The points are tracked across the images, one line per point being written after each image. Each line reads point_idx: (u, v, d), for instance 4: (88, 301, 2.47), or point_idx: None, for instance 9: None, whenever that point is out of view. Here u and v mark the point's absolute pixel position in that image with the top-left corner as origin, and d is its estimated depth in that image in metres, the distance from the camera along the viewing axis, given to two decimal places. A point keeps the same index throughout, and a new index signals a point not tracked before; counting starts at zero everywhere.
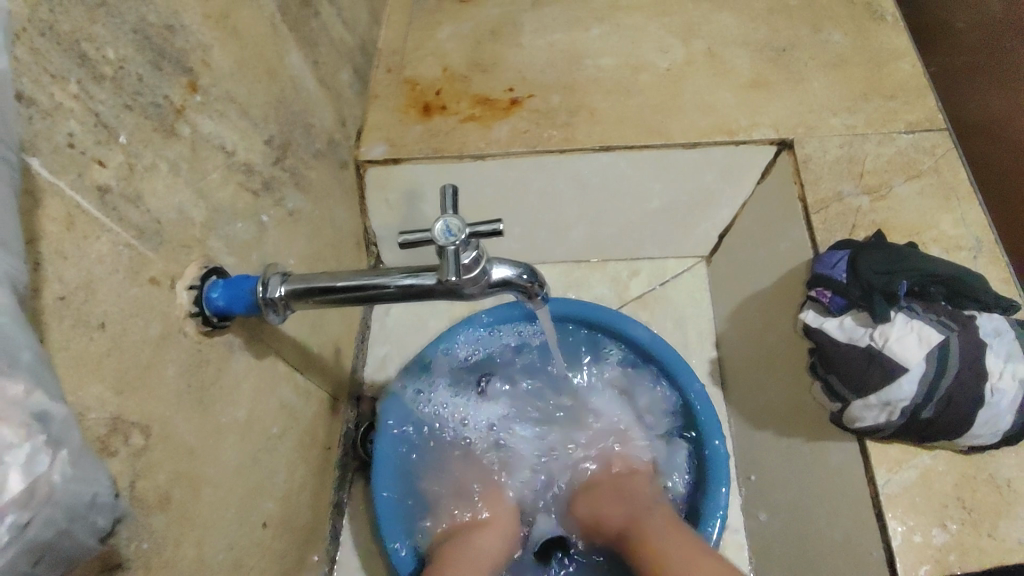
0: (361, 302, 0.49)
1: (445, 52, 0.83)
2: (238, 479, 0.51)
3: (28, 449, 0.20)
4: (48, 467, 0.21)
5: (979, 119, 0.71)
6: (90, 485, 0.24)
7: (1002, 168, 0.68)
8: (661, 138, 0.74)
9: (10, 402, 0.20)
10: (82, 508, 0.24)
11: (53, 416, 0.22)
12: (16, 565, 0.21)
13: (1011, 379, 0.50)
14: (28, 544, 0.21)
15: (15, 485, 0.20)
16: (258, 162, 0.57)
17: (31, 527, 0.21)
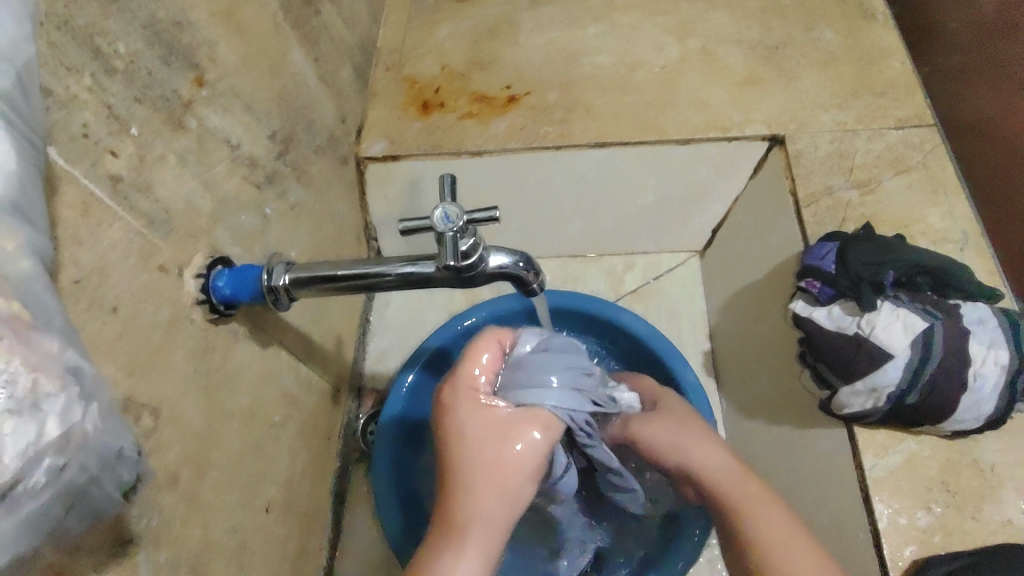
0: (363, 290, 0.51)
1: (443, 50, 0.84)
2: (242, 464, 0.52)
3: (66, 398, 0.22)
4: (83, 416, 0.22)
5: (972, 119, 0.74)
6: (115, 440, 0.26)
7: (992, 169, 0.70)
8: (655, 134, 0.76)
9: (48, 355, 0.22)
10: (108, 459, 0.25)
11: (83, 371, 0.24)
12: (50, 507, 0.22)
13: (993, 365, 0.52)
14: (63, 486, 0.23)
15: (54, 430, 0.21)
16: (262, 155, 0.58)
17: (65, 470, 0.22)
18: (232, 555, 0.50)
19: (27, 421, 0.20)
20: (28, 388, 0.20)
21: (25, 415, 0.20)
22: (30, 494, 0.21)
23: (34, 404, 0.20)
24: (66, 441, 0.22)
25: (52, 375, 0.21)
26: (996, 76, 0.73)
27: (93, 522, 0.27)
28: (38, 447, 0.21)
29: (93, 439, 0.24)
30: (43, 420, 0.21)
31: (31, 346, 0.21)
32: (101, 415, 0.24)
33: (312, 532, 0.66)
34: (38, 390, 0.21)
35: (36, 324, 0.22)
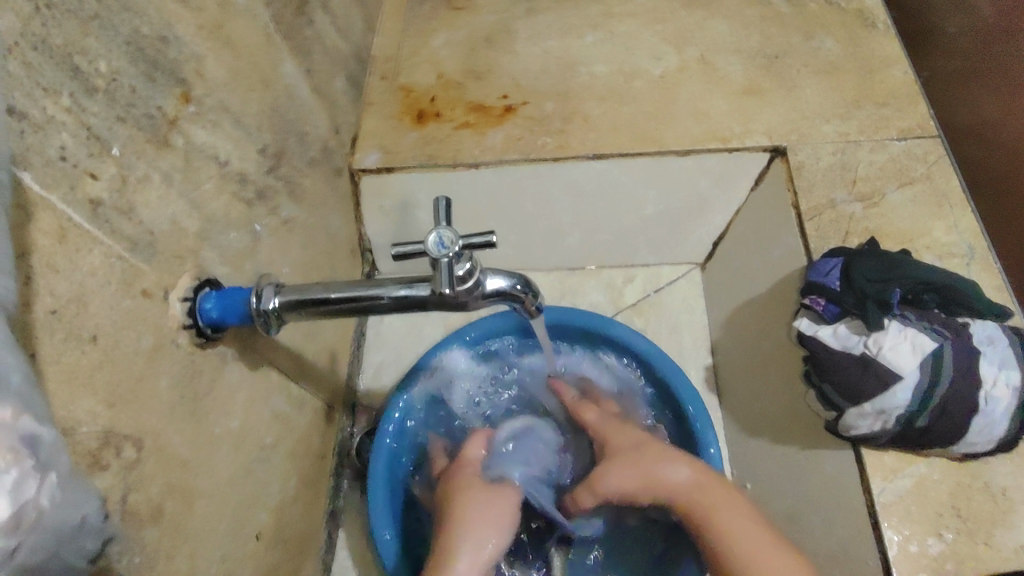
0: (355, 313, 0.49)
1: (439, 60, 0.83)
2: (231, 491, 0.51)
3: (18, 476, 0.19)
4: (37, 493, 0.20)
5: (972, 123, 0.70)
6: (76, 507, 0.23)
7: (996, 172, 0.67)
8: (654, 145, 0.74)
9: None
10: (65, 530, 0.22)
11: (44, 438, 0.21)
12: None
13: (1005, 387, 0.50)
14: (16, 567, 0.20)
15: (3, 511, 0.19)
16: (252, 171, 0.56)
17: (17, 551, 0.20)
18: None
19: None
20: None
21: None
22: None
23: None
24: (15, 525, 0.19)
25: (0, 449, 0.19)
26: (998, 80, 0.69)
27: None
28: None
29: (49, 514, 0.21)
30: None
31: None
32: (62, 485, 0.22)
33: (305, 558, 0.64)
34: None
35: None
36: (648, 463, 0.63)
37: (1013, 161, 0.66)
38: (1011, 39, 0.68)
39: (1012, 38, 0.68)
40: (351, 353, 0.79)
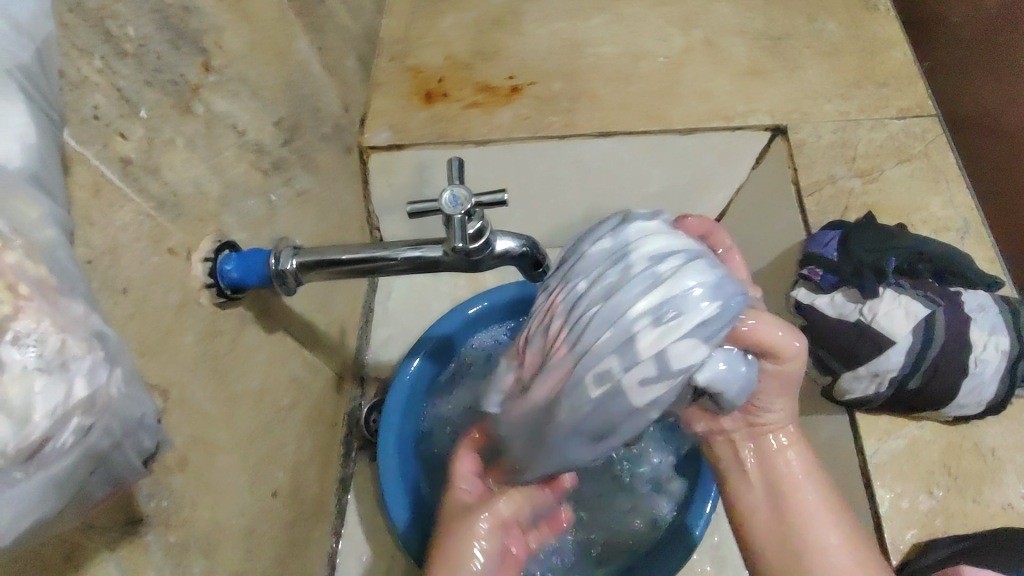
0: (368, 275, 0.51)
1: (447, 41, 0.84)
2: (250, 447, 0.53)
3: (91, 360, 0.21)
4: (108, 378, 0.22)
5: (971, 114, 0.71)
6: (140, 404, 0.25)
7: (996, 162, 0.68)
8: (659, 123, 0.76)
9: (72, 318, 0.21)
10: (132, 424, 0.24)
11: (108, 337, 0.23)
12: (77, 468, 0.21)
13: (994, 350, 0.52)
14: (90, 447, 0.22)
15: (80, 390, 0.20)
16: (268, 142, 0.58)
17: (95, 432, 0.21)
18: (240, 539, 0.51)
19: (55, 380, 0.20)
20: (55, 349, 0.20)
21: (52, 374, 0.20)
22: (59, 453, 0.20)
23: (60, 363, 0.20)
24: (92, 401, 0.21)
25: (75, 338, 0.21)
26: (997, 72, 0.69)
27: (119, 489, 0.26)
28: (65, 405, 0.20)
29: (119, 401, 0.23)
30: (70, 380, 0.20)
31: (57, 311, 0.21)
32: (125, 379, 0.23)
33: (319, 520, 0.66)
34: (65, 351, 0.20)
35: (63, 290, 0.22)
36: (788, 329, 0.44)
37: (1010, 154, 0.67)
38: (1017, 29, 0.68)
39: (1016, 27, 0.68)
40: (361, 326, 0.81)
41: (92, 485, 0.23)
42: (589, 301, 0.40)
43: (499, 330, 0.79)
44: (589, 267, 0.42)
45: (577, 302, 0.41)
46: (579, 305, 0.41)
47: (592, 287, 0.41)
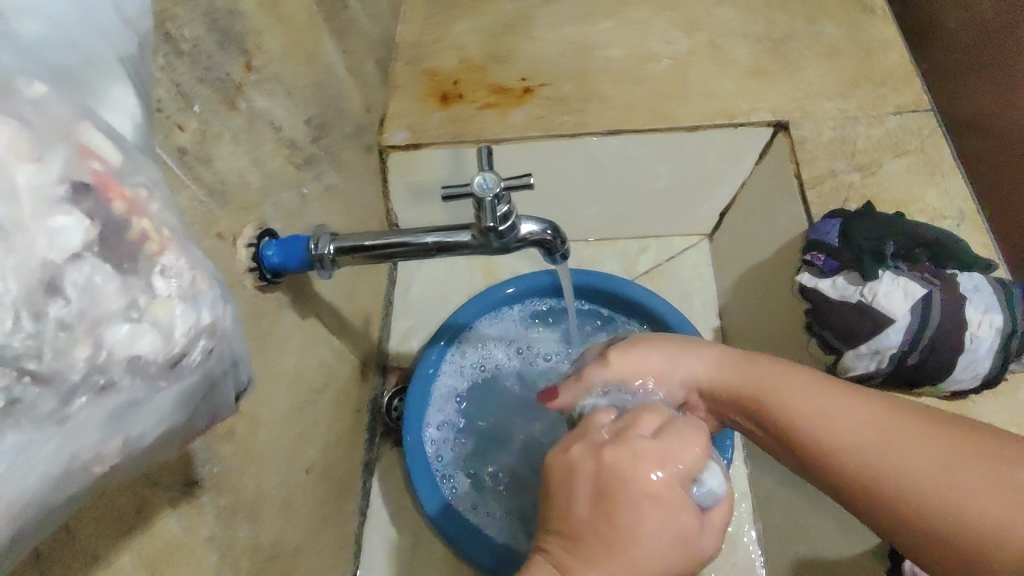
0: (397, 260, 0.55)
1: (462, 45, 0.88)
2: (287, 424, 0.56)
3: (213, 296, 0.23)
4: (225, 311, 0.23)
5: (971, 115, 0.74)
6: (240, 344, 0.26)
7: (991, 163, 0.71)
8: (666, 121, 0.80)
9: (198, 256, 0.23)
10: (236, 357, 0.25)
11: (220, 281, 0.24)
12: (194, 390, 0.23)
13: (988, 328, 0.55)
14: (206, 371, 0.23)
15: (208, 316, 0.22)
16: (300, 138, 0.62)
17: (213, 356, 0.23)
18: (278, 509, 0.54)
19: (190, 305, 0.21)
20: (189, 281, 0.21)
21: (188, 302, 0.21)
22: (189, 369, 0.22)
23: (193, 293, 0.21)
24: (215, 328, 0.23)
25: (204, 273, 0.22)
26: (1006, 83, 0.70)
27: (212, 426, 0.27)
28: (196, 326, 0.22)
29: (229, 332, 0.24)
30: (199, 309, 0.22)
31: (185, 250, 0.22)
32: (233, 315, 0.25)
33: (346, 500, 0.69)
34: (195, 285, 0.22)
35: (186, 236, 0.23)
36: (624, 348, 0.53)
37: (1005, 153, 0.70)
38: (1011, 32, 0.71)
39: (1012, 30, 0.71)
40: (382, 318, 0.84)
41: (201, 412, 0.24)
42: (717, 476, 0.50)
43: (522, 315, 0.81)
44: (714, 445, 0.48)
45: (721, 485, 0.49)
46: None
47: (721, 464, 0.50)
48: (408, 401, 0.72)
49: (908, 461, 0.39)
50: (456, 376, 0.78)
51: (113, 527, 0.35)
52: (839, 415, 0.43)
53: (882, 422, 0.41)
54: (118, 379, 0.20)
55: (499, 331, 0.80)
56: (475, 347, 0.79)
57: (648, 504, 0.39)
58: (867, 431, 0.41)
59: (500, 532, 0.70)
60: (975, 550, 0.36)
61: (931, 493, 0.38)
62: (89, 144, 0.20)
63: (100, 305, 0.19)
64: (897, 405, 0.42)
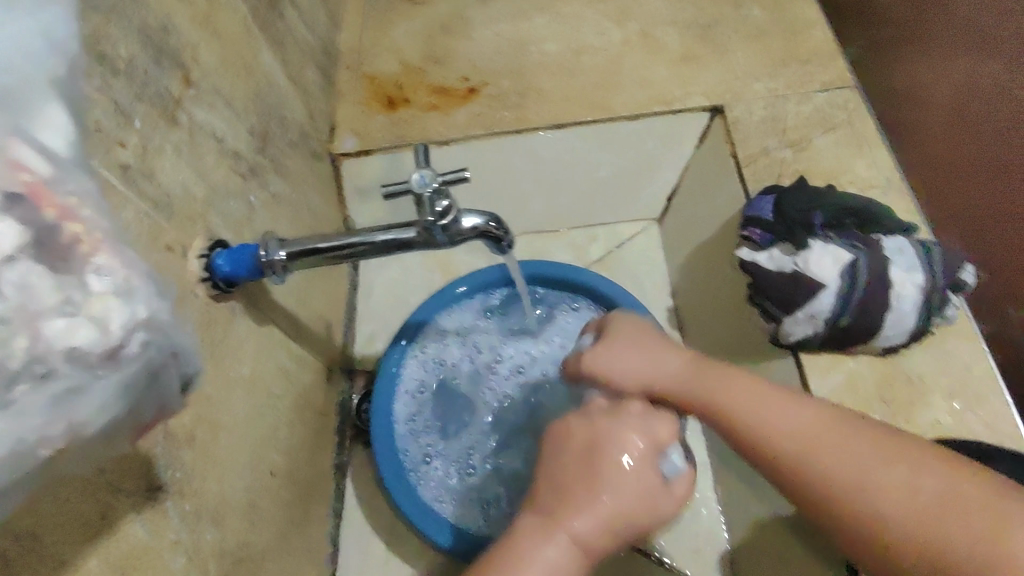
0: (347, 260, 0.56)
1: (401, 49, 0.90)
2: (249, 428, 0.57)
3: (148, 292, 0.24)
4: (163, 305, 0.24)
5: (909, 86, 0.85)
6: (183, 338, 0.27)
7: (922, 134, 0.83)
8: (605, 112, 0.83)
9: (132, 255, 0.24)
10: (179, 349, 0.27)
11: (157, 279, 0.26)
12: (136, 380, 0.24)
13: (912, 287, 0.58)
14: (147, 362, 0.25)
15: (143, 310, 0.23)
16: (243, 149, 0.63)
17: (153, 347, 0.24)
18: (244, 512, 0.56)
19: (124, 300, 0.23)
20: (123, 279, 0.23)
21: (122, 298, 0.23)
22: (127, 359, 0.23)
23: (128, 290, 0.23)
24: (152, 322, 0.24)
25: (138, 270, 0.24)
26: (946, 46, 0.80)
27: (162, 419, 0.29)
28: (132, 320, 0.23)
29: (169, 325, 0.25)
30: (134, 305, 0.23)
31: (119, 250, 0.23)
32: (173, 309, 0.26)
33: (315, 501, 0.71)
34: (130, 282, 0.23)
35: (122, 238, 0.25)
36: (603, 349, 0.58)
37: (919, 129, 0.83)
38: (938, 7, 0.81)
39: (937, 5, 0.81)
40: (343, 321, 0.86)
41: (145, 402, 0.26)
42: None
43: (480, 311, 0.82)
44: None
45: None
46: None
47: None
48: (374, 407, 0.73)
49: (838, 455, 0.46)
50: (421, 375, 0.79)
51: (77, 534, 0.36)
52: (782, 411, 0.50)
53: (818, 421, 0.48)
54: (57, 369, 0.21)
55: (460, 327, 0.82)
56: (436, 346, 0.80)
57: (630, 481, 0.46)
58: (805, 436, 0.48)
59: (464, 518, 0.72)
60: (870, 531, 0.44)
61: (863, 495, 0.44)
62: (18, 157, 0.22)
63: (34, 303, 0.21)
64: (836, 416, 0.48)
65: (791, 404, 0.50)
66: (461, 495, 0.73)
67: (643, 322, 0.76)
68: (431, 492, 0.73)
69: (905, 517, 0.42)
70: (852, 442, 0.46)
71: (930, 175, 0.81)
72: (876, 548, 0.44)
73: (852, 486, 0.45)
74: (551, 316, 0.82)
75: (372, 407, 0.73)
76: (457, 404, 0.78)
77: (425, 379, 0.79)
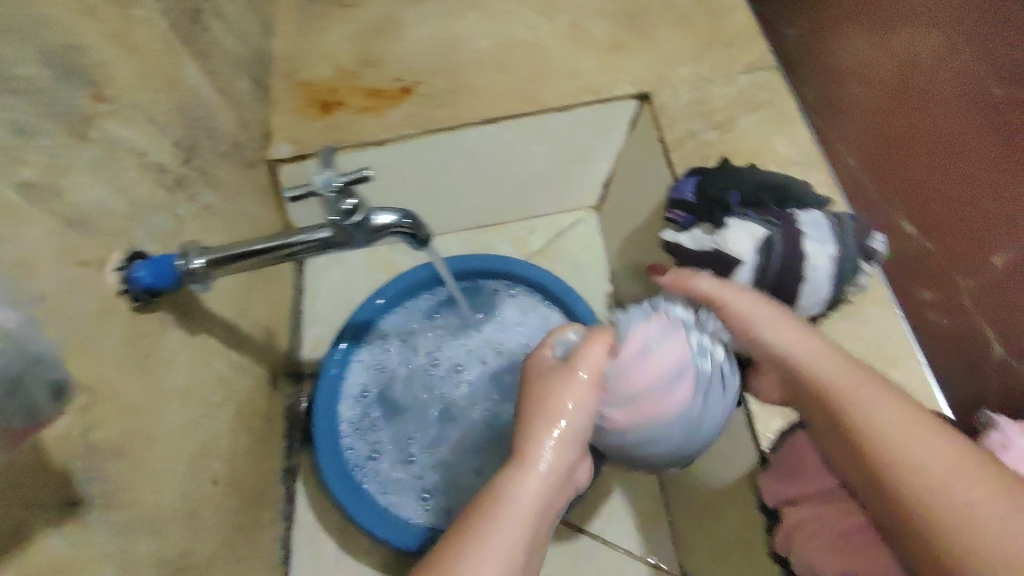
0: (275, 258, 0.58)
1: (336, 53, 0.90)
2: (184, 438, 0.57)
3: None
4: None
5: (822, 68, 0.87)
6: None
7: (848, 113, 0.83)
8: (536, 104, 0.84)
9: None
10: None
11: None
12: None
13: (824, 258, 0.60)
14: None
15: None
16: (168, 161, 0.63)
17: None
18: (184, 521, 0.56)
19: None
20: None
21: None
22: None
23: None
24: None
25: None
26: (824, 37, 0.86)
27: None
28: None
29: None
30: None
31: None
32: None
33: (264, 507, 0.71)
34: None
35: None
36: (738, 291, 0.56)
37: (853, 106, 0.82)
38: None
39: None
40: (290, 328, 0.86)
41: None
42: (686, 425, 0.56)
43: (418, 308, 0.84)
44: (699, 394, 0.56)
45: (680, 430, 0.55)
46: (679, 428, 0.55)
47: (701, 416, 0.56)
48: (315, 412, 0.74)
49: (938, 429, 0.41)
50: (361, 376, 0.80)
51: None
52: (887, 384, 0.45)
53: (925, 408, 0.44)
54: None
55: (398, 325, 0.83)
56: (374, 346, 0.81)
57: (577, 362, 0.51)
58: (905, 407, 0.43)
59: (407, 511, 0.73)
60: (942, 491, 0.38)
61: (978, 480, 0.37)
62: None
63: None
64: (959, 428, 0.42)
65: (954, 440, 0.40)
66: (402, 486, 0.75)
67: (578, 308, 0.80)
68: (376, 490, 0.74)
69: (990, 495, 0.37)
70: (996, 471, 0.38)
71: (864, 151, 0.80)
72: (934, 502, 0.38)
73: (967, 471, 0.38)
74: (487, 309, 0.84)
75: (313, 411, 0.74)
76: (399, 401, 0.79)
77: (365, 379, 0.80)
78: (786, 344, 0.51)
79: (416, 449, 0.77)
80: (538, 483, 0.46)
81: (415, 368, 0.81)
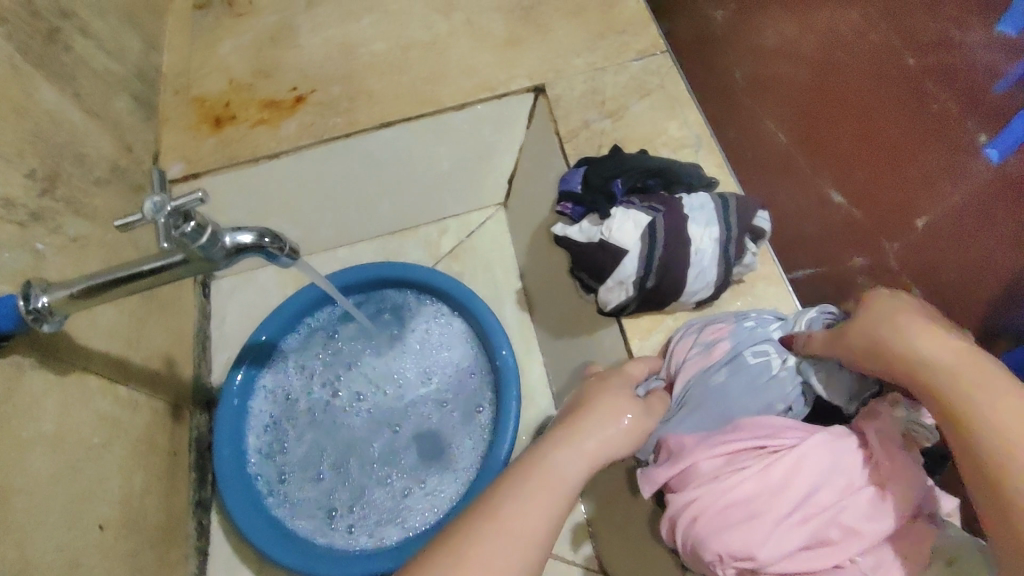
0: (123, 289, 0.52)
1: (229, 65, 0.86)
2: (56, 485, 0.55)
3: None
4: None
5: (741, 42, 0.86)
6: None
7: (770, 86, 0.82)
8: (432, 105, 0.82)
9: None
10: None
11: None
12: None
13: (710, 240, 0.59)
14: None
15: None
16: (21, 194, 0.60)
17: None
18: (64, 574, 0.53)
19: None
20: None
21: None
22: None
23: None
24: None
25: None
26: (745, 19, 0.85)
27: None
28: None
29: None
30: None
31: None
32: None
33: (169, 545, 0.69)
34: None
35: None
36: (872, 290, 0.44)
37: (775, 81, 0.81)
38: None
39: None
40: (195, 354, 0.83)
41: None
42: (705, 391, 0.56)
43: (315, 328, 0.85)
44: (723, 367, 0.57)
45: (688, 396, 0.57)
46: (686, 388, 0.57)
47: (724, 388, 0.56)
48: (217, 448, 0.74)
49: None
50: (264, 403, 0.81)
51: None
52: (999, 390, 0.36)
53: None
54: None
55: (297, 346, 0.84)
56: (274, 371, 0.82)
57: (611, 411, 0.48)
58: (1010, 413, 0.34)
59: (319, 533, 0.75)
60: None
61: None
62: None
63: None
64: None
65: None
66: (312, 506, 0.77)
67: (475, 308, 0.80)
68: (290, 514, 0.76)
69: None
70: None
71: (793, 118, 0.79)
72: None
73: None
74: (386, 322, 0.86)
75: (215, 448, 0.74)
76: (303, 423, 0.81)
77: (268, 405, 0.81)
78: (904, 338, 0.40)
79: (325, 465, 0.79)
80: (557, 497, 0.41)
81: (319, 386, 0.83)
